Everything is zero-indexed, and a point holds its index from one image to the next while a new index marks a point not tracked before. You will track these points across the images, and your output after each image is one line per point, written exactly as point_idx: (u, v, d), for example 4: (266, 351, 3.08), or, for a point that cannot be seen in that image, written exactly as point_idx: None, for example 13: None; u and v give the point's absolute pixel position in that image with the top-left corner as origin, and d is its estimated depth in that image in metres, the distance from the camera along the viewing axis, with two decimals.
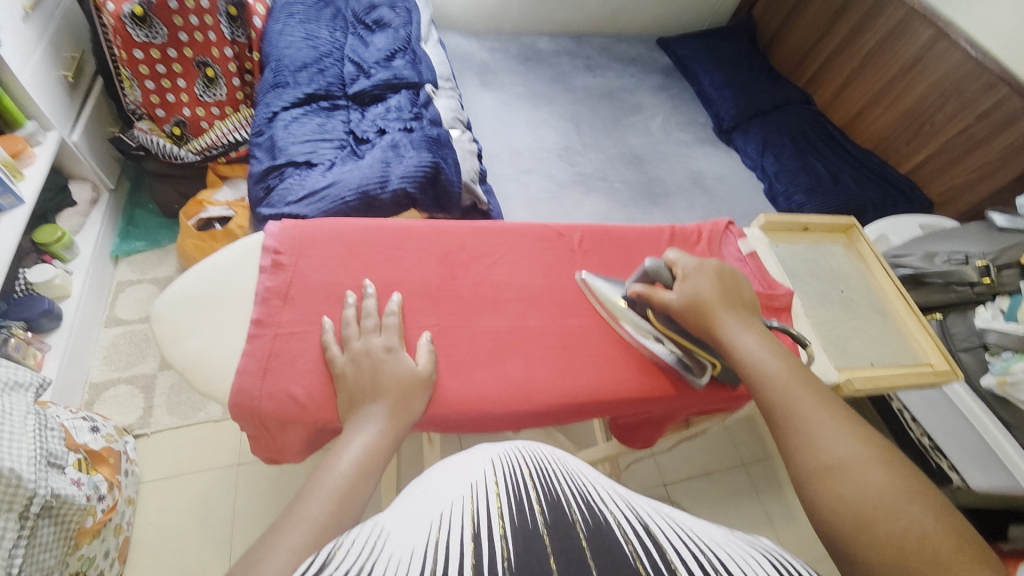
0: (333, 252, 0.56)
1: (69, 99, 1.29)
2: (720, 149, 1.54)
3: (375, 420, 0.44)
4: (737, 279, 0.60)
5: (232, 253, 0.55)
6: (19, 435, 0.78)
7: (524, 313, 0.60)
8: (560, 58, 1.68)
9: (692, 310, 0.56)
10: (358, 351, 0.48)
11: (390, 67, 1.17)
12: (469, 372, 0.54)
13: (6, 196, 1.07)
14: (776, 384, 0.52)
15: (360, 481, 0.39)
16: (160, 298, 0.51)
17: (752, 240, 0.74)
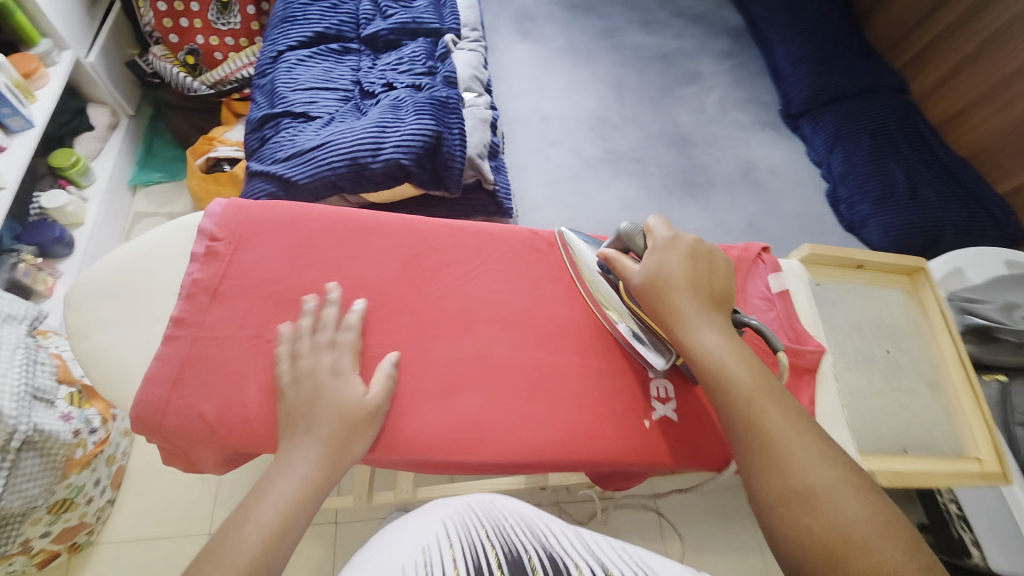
0: (279, 244, 0.50)
1: (85, 16, 1.23)
2: (782, 136, 1.34)
3: (307, 452, 0.42)
4: (707, 257, 0.51)
5: (164, 233, 0.52)
6: (4, 368, 0.78)
7: (491, 341, 0.51)
8: (613, 8, 1.47)
9: (653, 290, 0.48)
10: (304, 367, 0.45)
11: (409, 8, 1.03)
12: (413, 409, 0.47)
13: (16, 118, 1.03)
14: (741, 393, 0.44)
15: (284, 529, 0.38)
16: (80, 280, 0.48)
17: (787, 274, 0.62)
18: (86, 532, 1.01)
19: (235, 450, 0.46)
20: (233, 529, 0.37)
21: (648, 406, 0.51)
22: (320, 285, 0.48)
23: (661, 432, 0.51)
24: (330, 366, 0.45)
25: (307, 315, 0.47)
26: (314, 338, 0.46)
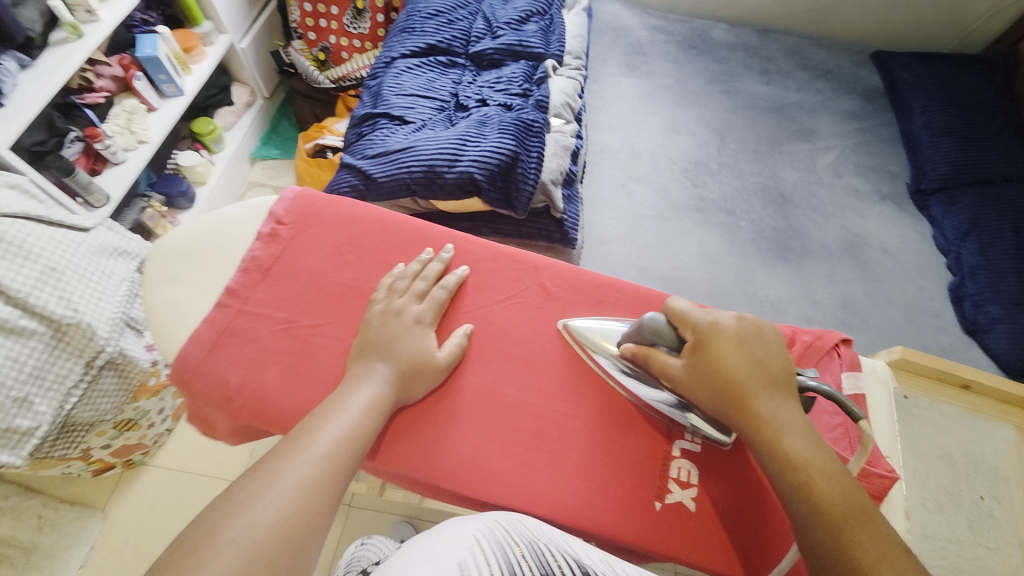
0: (332, 236, 0.53)
1: (247, 8, 1.43)
2: (904, 213, 1.18)
3: (373, 380, 0.44)
4: (755, 335, 0.46)
5: (241, 210, 0.57)
6: (108, 296, 0.90)
7: (506, 375, 0.49)
8: (732, 52, 1.41)
9: (705, 388, 0.44)
10: (387, 308, 0.48)
11: (519, 31, 1.06)
12: (412, 429, 0.46)
13: (170, 86, 1.23)
14: (833, 512, 0.39)
15: (334, 463, 0.39)
16: (163, 241, 0.54)
17: (865, 375, 0.54)
18: (141, 453, 1.15)
19: (246, 423, 0.47)
20: (241, 502, 0.35)
21: (662, 487, 0.46)
22: (425, 249, 0.53)
23: (674, 521, 0.45)
24: (411, 319, 0.48)
25: (396, 271, 0.51)
26: (397, 294, 0.49)
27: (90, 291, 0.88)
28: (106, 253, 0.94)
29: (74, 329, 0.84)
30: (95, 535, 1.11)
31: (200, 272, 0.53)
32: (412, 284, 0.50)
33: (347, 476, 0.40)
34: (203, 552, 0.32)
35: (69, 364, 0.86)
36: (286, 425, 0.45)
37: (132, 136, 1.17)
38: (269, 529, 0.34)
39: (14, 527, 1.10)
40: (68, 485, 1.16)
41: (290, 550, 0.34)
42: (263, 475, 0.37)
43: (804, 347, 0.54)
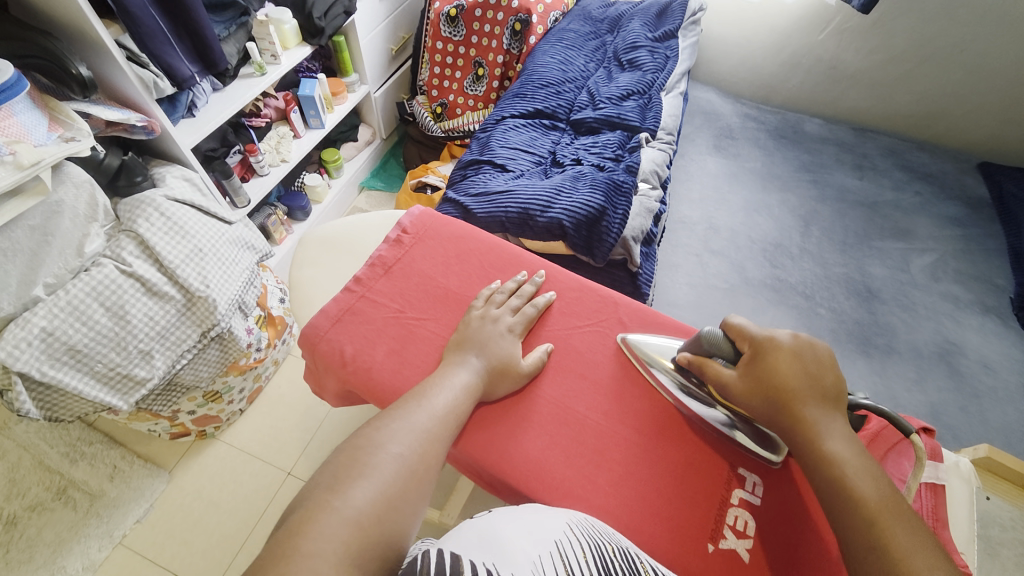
0: (445, 248, 0.64)
1: (387, 66, 1.70)
2: (1007, 328, 1.10)
3: (470, 368, 0.52)
4: (809, 350, 0.50)
5: (372, 219, 0.71)
6: (232, 280, 1.06)
7: (574, 394, 0.56)
8: (824, 146, 1.45)
9: (754, 393, 0.50)
10: (486, 314, 0.57)
11: (619, 106, 1.18)
12: (490, 423, 0.53)
13: (315, 120, 1.46)
14: (871, 507, 0.42)
15: (446, 424, 0.48)
16: (312, 232, 0.69)
17: (947, 470, 0.52)
18: (214, 426, 1.26)
19: (348, 388, 0.57)
20: (390, 427, 0.46)
21: (717, 531, 0.49)
22: (522, 272, 0.62)
23: (730, 564, 0.47)
24: (504, 327, 0.56)
25: (495, 286, 0.60)
26: (495, 305, 0.58)
27: (221, 272, 1.04)
28: (239, 244, 1.12)
29: (202, 301, 0.99)
30: (156, 494, 1.21)
31: (335, 261, 0.67)
32: (507, 299, 0.59)
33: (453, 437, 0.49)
34: (371, 454, 0.43)
35: (189, 331, 1.00)
36: (382, 395, 0.54)
37: (278, 155, 1.40)
38: (414, 455, 0.44)
39: (92, 471, 1.22)
40: (145, 443, 1.29)
41: (427, 472, 0.45)
42: (395, 418, 0.47)
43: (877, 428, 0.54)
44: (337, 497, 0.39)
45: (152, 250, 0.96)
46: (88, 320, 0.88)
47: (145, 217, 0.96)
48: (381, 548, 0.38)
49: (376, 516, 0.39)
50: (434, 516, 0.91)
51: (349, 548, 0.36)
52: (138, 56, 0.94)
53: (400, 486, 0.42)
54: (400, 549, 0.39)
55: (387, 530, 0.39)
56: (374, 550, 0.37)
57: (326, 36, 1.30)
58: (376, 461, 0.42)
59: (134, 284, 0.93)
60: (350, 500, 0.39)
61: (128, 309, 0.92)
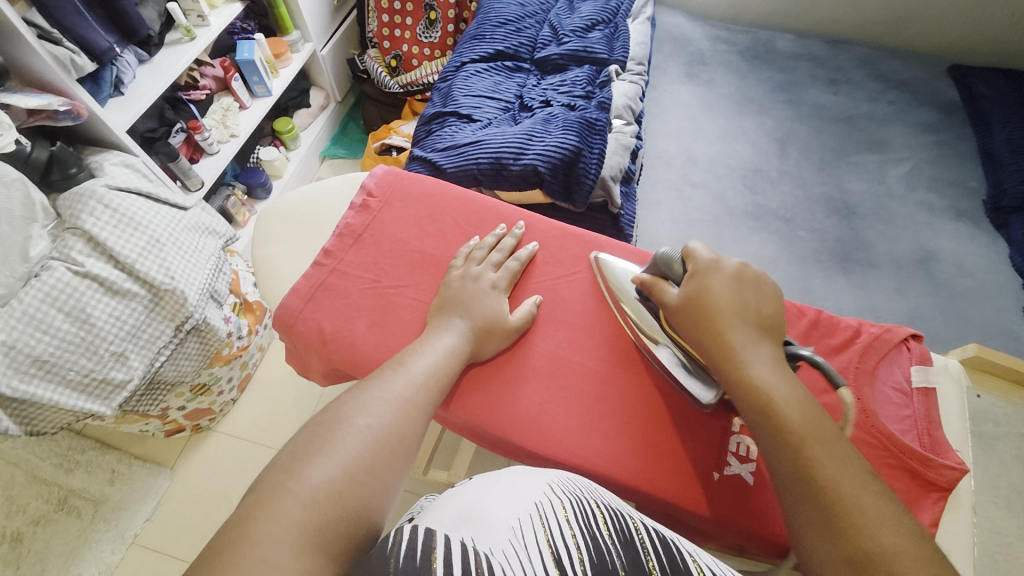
0: (414, 208, 0.60)
1: (330, 19, 1.56)
2: (981, 230, 1.12)
3: (455, 330, 0.51)
4: (751, 280, 0.51)
5: (336, 185, 0.66)
6: (198, 269, 1.01)
7: (566, 343, 0.56)
8: (797, 63, 1.40)
9: (691, 318, 0.50)
10: (468, 274, 0.55)
11: (584, 38, 1.10)
12: (485, 385, 0.53)
13: (260, 87, 1.35)
14: (796, 433, 0.42)
15: (422, 393, 0.46)
16: (271, 206, 0.64)
17: (935, 374, 0.53)
18: (208, 418, 1.24)
19: (333, 367, 0.54)
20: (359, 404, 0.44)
21: (721, 460, 0.52)
22: (500, 225, 0.59)
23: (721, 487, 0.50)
24: (487, 284, 0.54)
25: (474, 243, 0.57)
26: (475, 262, 0.56)
27: (184, 263, 0.98)
28: (200, 230, 1.05)
29: (168, 294, 0.94)
30: (161, 492, 1.20)
31: (301, 235, 0.63)
32: (488, 255, 0.57)
33: (433, 403, 0.47)
34: (334, 432, 0.41)
35: (161, 326, 0.95)
36: (369, 369, 0.51)
37: (226, 130, 1.29)
38: (383, 429, 0.42)
39: (91, 478, 1.20)
40: (140, 443, 1.26)
41: (399, 446, 0.43)
42: (366, 393, 0.45)
43: (871, 339, 0.53)
44: (299, 473, 0.38)
45: (103, 247, 0.89)
46: (50, 327, 0.83)
47: (88, 212, 0.89)
48: (348, 526, 0.37)
49: (341, 492, 0.38)
50: (441, 477, 0.93)
51: (306, 527, 0.35)
52: (49, 33, 0.84)
53: (369, 459, 0.40)
54: (369, 523, 0.39)
55: (353, 506, 0.38)
56: (339, 529, 0.37)
57: None
58: (339, 440, 0.40)
59: (92, 284, 0.87)
60: (307, 478, 0.37)
61: (91, 311, 0.87)
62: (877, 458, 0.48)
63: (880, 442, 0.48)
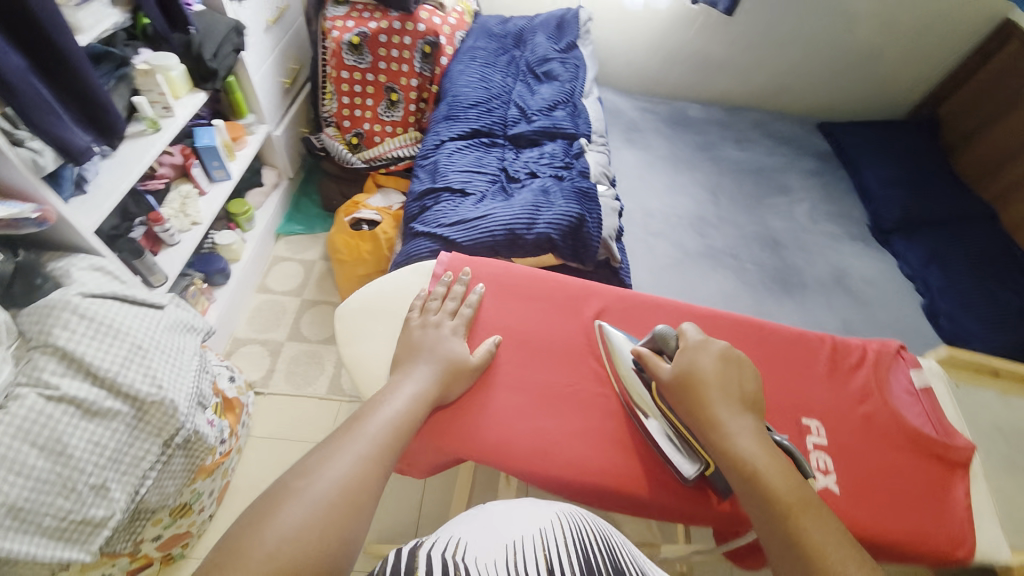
0: (487, 291, 0.75)
1: (282, 101, 1.56)
2: (873, 249, 1.41)
3: (420, 376, 0.62)
4: (735, 362, 0.60)
5: (410, 275, 0.78)
6: (183, 372, 0.91)
7: (518, 366, 0.70)
8: (709, 127, 1.68)
9: (681, 391, 0.58)
10: (427, 323, 0.68)
11: (551, 116, 1.24)
12: (471, 413, 0.66)
13: (220, 171, 1.30)
14: (781, 502, 0.48)
15: (382, 446, 0.53)
16: (345, 302, 0.75)
17: (928, 372, 0.68)
18: (182, 545, 1.07)
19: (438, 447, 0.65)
20: (323, 460, 0.49)
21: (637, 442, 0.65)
22: (448, 273, 0.74)
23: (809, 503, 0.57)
24: (446, 330, 0.68)
25: (437, 296, 0.71)
26: (432, 312, 0.69)
27: (170, 368, 0.88)
28: (179, 328, 0.96)
29: (155, 406, 0.84)
30: None
31: (384, 326, 0.73)
32: (445, 304, 0.71)
33: (391, 453, 0.53)
34: (299, 485, 0.46)
35: (147, 445, 0.84)
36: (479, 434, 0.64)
37: (186, 219, 1.22)
38: (343, 475, 0.48)
39: None
40: None
41: (359, 489, 0.48)
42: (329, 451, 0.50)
43: (879, 354, 0.68)
44: (310, 483, 0.46)
45: (79, 362, 0.78)
46: (23, 469, 0.71)
47: (63, 325, 0.79)
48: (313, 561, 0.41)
49: (306, 532, 0.42)
50: None
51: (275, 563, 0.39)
52: (18, 135, 0.79)
53: (333, 504, 0.45)
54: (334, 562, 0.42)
55: (318, 546, 0.42)
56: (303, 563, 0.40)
57: (220, 77, 1.16)
58: (301, 489, 0.45)
59: (68, 409, 0.76)
60: (276, 524, 0.42)
61: (69, 440, 0.75)
62: (915, 452, 0.61)
63: (909, 437, 0.61)
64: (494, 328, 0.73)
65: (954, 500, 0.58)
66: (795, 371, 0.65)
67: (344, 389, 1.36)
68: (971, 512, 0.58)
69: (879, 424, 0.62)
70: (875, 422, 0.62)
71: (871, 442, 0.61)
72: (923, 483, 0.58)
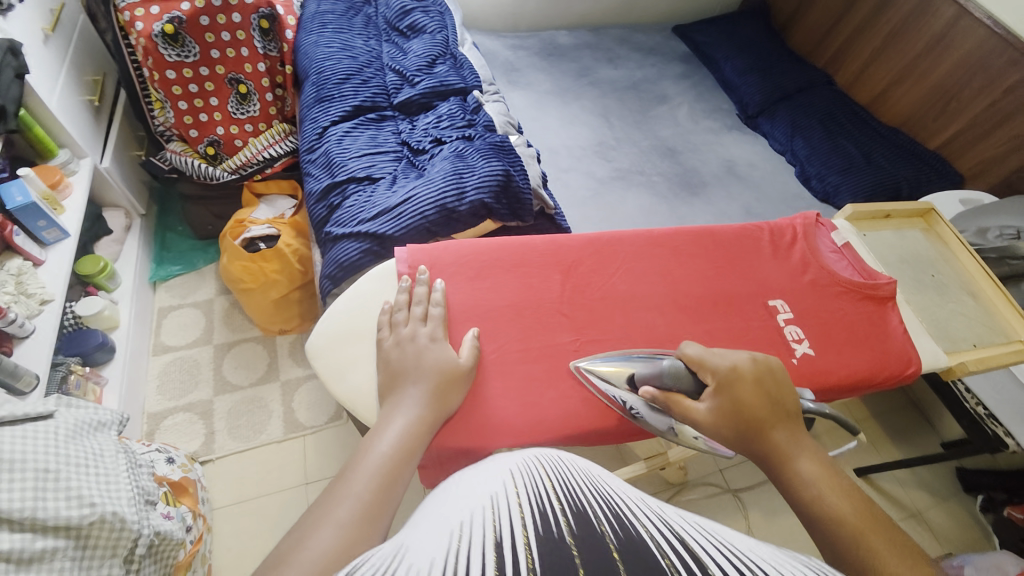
0: (466, 274, 0.73)
1: (96, 125, 1.26)
2: (747, 134, 1.56)
3: (414, 403, 0.57)
4: (768, 375, 0.58)
5: (369, 284, 0.72)
6: (115, 477, 0.76)
7: (505, 343, 0.69)
8: (580, 52, 1.68)
9: (725, 424, 0.55)
10: (405, 335, 0.63)
11: (433, 74, 1.16)
12: (482, 404, 0.65)
13: (52, 230, 1.05)
14: (854, 526, 0.45)
15: (383, 488, 0.47)
16: (314, 338, 0.69)
17: (843, 231, 0.86)
18: None
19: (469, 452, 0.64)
20: (318, 519, 0.42)
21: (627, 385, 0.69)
22: (403, 277, 0.69)
23: (810, 363, 0.70)
24: (425, 338, 0.63)
25: (411, 300, 0.67)
26: (405, 323, 0.65)
27: (96, 479, 0.73)
28: (85, 429, 0.79)
29: (97, 527, 0.69)
30: None
31: (361, 351, 0.67)
32: (413, 311, 0.66)
33: (392, 491, 0.47)
34: (297, 554, 0.39)
35: (106, 570, 0.69)
36: (505, 423, 0.64)
37: (32, 299, 0.97)
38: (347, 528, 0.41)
39: None
40: None
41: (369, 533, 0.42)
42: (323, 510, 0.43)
43: (807, 225, 0.84)
44: (295, 562, 0.37)
45: None
46: None
47: None
48: None
49: None
50: None
51: None
52: None
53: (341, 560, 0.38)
54: None
55: None
56: None
57: (11, 113, 0.94)
58: (302, 553, 0.38)
59: (1, 568, 0.61)
60: None
61: None
62: (854, 298, 0.77)
63: (848, 288, 0.77)
64: (488, 310, 0.71)
65: (892, 327, 0.75)
66: (752, 257, 0.79)
67: (303, 422, 1.25)
68: (906, 331, 0.75)
69: (824, 285, 0.77)
70: (821, 284, 0.77)
71: (825, 300, 0.76)
72: (868, 318, 0.75)
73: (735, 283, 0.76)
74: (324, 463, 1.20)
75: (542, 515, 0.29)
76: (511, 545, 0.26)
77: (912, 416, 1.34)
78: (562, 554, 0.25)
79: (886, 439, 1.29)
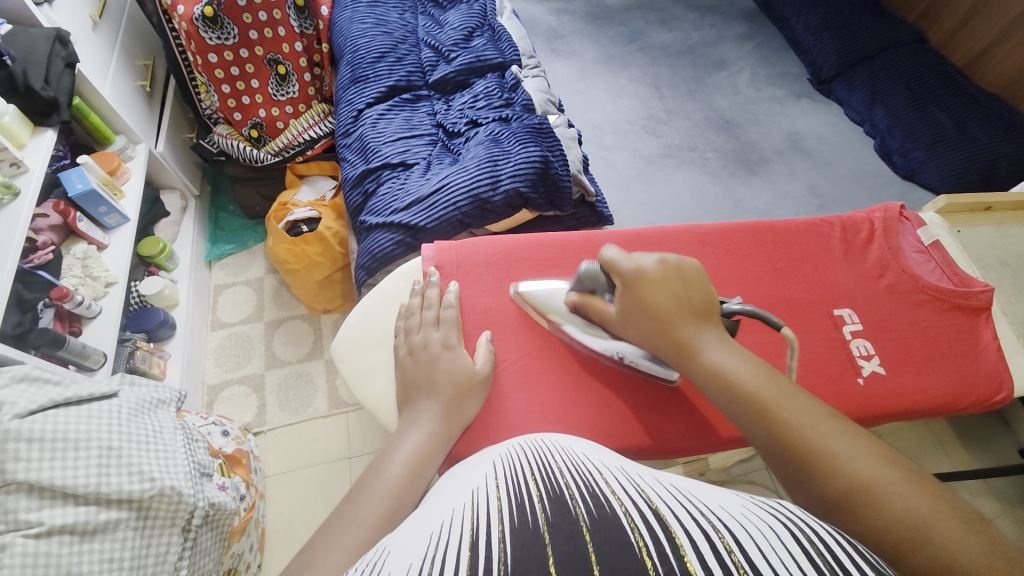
0: (496, 275, 0.71)
1: (148, 110, 1.30)
2: (818, 103, 1.39)
3: (428, 418, 0.54)
4: (676, 271, 0.55)
5: (393, 286, 0.72)
6: (172, 453, 0.81)
7: (538, 348, 0.68)
8: (631, 14, 1.55)
9: (633, 322, 0.55)
10: (420, 342, 0.61)
11: (470, 48, 1.10)
12: (511, 414, 0.63)
13: (112, 216, 1.11)
14: (757, 397, 0.46)
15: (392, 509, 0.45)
16: (337, 342, 0.69)
17: (932, 226, 0.75)
18: None
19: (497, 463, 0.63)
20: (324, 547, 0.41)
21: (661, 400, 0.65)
22: (420, 279, 0.67)
23: (878, 382, 0.63)
24: (445, 343, 0.61)
25: (437, 302, 0.66)
26: (430, 324, 0.63)
27: (154, 455, 0.78)
28: (146, 408, 0.85)
29: (156, 499, 0.74)
30: None
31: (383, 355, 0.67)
32: (438, 312, 0.65)
33: (401, 511, 0.46)
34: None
35: (166, 537, 0.75)
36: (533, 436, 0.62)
37: (97, 282, 1.05)
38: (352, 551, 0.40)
39: None
40: None
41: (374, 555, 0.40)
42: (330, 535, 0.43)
43: (884, 221, 0.74)
44: None
45: (49, 488, 0.68)
46: None
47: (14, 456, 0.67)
48: None
49: None
50: None
51: None
52: None
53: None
54: None
55: None
56: None
57: (65, 105, 0.97)
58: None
59: (63, 539, 0.68)
60: None
61: (79, 567, 0.67)
62: (938, 308, 0.68)
63: (932, 296, 0.68)
64: (519, 314, 0.69)
65: (985, 343, 0.66)
66: (816, 258, 0.71)
67: (344, 399, 1.30)
68: (1001, 349, 0.66)
69: (902, 292, 0.69)
70: (900, 291, 0.69)
71: (902, 309, 0.68)
72: (953, 333, 0.66)
73: (796, 289, 0.69)
74: (366, 439, 1.24)
75: (520, 508, 0.32)
76: (483, 541, 0.29)
77: (985, 417, 1.21)
78: (530, 544, 0.28)
79: (954, 439, 1.17)
